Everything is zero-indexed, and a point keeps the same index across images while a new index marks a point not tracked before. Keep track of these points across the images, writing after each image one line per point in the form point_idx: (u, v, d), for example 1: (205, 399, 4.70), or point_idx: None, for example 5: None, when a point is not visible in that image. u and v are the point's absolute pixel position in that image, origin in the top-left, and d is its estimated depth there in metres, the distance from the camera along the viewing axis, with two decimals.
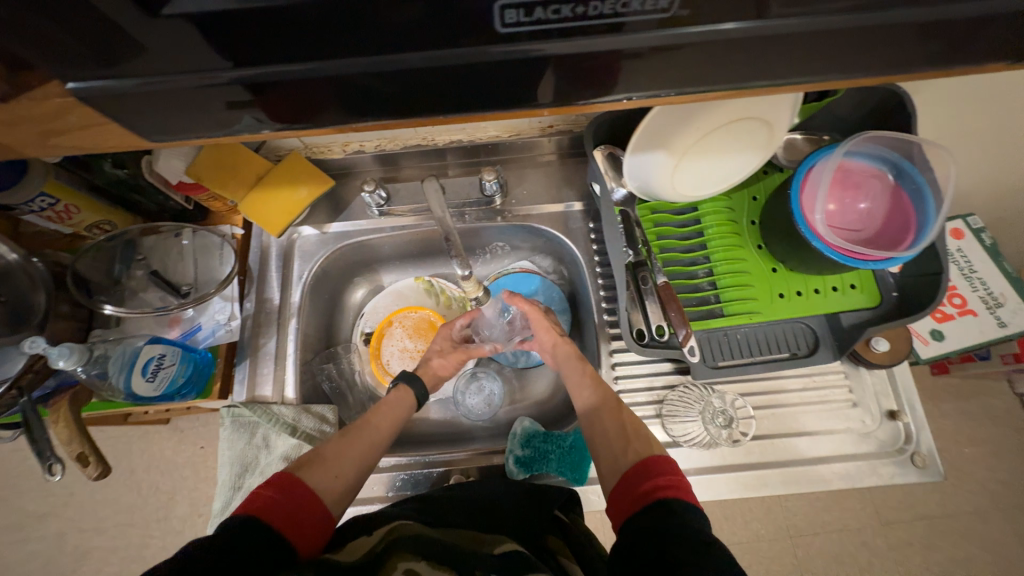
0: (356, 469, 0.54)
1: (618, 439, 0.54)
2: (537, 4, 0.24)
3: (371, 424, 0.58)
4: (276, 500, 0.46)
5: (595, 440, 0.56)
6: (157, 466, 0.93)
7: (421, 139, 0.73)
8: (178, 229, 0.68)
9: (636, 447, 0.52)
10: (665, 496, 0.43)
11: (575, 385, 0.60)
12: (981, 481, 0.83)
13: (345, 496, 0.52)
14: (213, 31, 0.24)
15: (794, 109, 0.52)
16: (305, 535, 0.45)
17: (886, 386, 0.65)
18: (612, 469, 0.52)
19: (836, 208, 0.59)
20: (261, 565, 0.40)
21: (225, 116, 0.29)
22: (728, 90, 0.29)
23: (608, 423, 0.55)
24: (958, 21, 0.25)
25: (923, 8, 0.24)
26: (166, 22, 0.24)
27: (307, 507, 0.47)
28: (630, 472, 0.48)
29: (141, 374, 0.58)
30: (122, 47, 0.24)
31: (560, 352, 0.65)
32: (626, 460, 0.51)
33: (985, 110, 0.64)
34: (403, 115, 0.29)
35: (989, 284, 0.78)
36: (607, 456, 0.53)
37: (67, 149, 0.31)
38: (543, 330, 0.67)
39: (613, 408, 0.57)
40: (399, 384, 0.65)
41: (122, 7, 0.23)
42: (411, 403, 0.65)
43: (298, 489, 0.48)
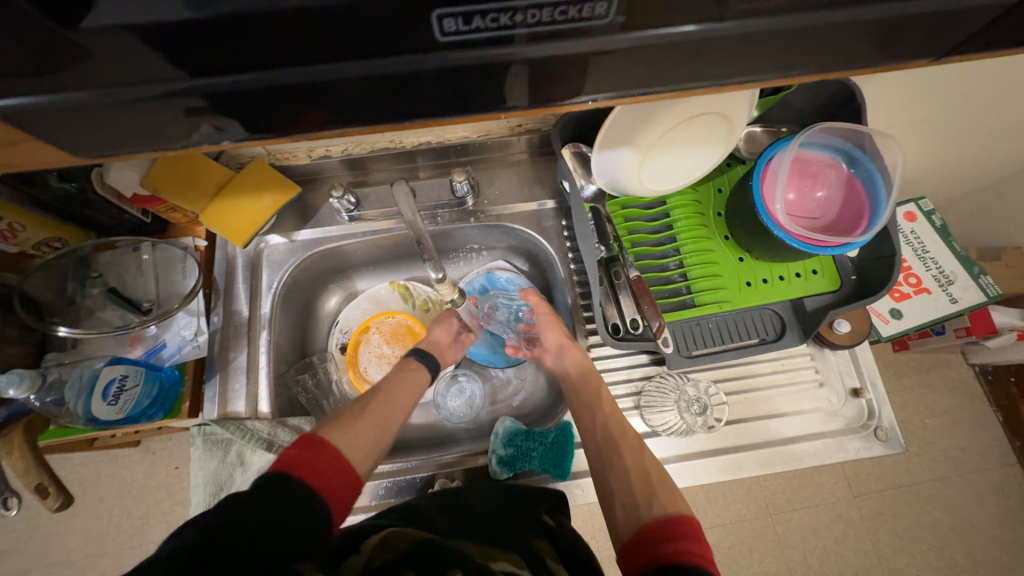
0: (376, 434, 0.56)
1: (640, 481, 0.52)
2: (474, 12, 0.24)
3: (383, 394, 0.60)
4: (307, 462, 0.47)
5: (612, 485, 0.54)
6: (128, 492, 0.89)
7: (389, 142, 0.72)
8: (135, 243, 0.65)
9: (660, 495, 0.50)
10: (692, 560, 0.42)
11: (592, 413, 0.60)
12: (942, 449, 0.89)
13: (368, 459, 0.53)
14: (146, 41, 0.23)
15: (752, 103, 0.54)
16: (337, 490, 0.47)
17: (850, 365, 0.68)
18: (630, 515, 0.50)
19: (795, 198, 0.61)
20: (300, 514, 0.41)
21: (168, 127, 0.27)
22: (689, 88, 0.29)
23: (627, 460, 0.55)
24: (897, 19, 0.26)
25: (863, 7, 0.25)
26: (95, 33, 0.22)
27: (336, 463, 0.49)
28: (653, 524, 0.47)
29: (102, 398, 0.56)
30: (50, 61, 0.23)
31: (570, 358, 0.65)
32: (648, 508, 0.49)
33: (929, 99, 0.68)
34: (359, 122, 0.29)
35: (941, 263, 0.82)
36: (625, 498, 0.52)
37: None
38: (552, 327, 0.69)
39: (634, 446, 0.56)
40: (414, 359, 0.67)
41: (38, 19, 0.21)
42: (423, 373, 0.67)
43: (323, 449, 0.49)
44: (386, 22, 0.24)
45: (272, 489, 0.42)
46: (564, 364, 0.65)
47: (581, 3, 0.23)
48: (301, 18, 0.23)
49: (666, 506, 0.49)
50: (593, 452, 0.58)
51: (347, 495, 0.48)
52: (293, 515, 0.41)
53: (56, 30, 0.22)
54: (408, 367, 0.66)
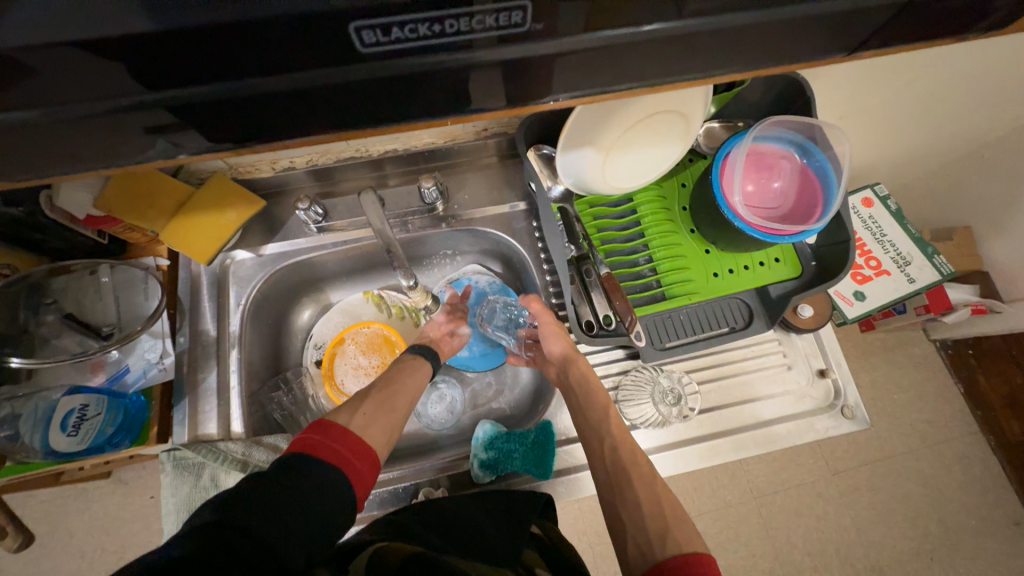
0: (387, 416, 0.55)
1: (650, 515, 0.49)
2: (393, 23, 0.23)
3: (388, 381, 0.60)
4: (319, 441, 0.47)
5: (622, 512, 0.50)
6: (102, 526, 0.86)
7: (354, 151, 0.71)
8: (92, 266, 0.63)
9: (673, 531, 0.46)
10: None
11: (600, 439, 0.57)
12: (910, 423, 0.93)
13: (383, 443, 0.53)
14: (67, 64, 0.22)
15: (706, 100, 0.55)
16: (356, 463, 0.48)
17: (814, 348, 0.70)
18: (642, 552, 0.46)
19: (754, 189, 0.63)
20: (309, 490, 0.42)
21: (104, 148, 0.26)
22: (637, 87, 0.30)
23: (639, 491, 0.51)
24: (822, 17, 0.27)
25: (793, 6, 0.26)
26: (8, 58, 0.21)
27: (349, 440, 0.49)
28: (667, 564, 0.43)
29: (60, 429, 0.55)
30: None
31: (576, 375, 0.62)
32: (660, 545, 0.45)
33: (874, 90, 0.71)
34: (309, 133, 0.29)
35: (897, 245, 0.86)
36: (636, 532, 0.48)
37: None
38: (556, 338, 0.65)
39: (647, 477, 0.52)
40: (418, 354, 0.66)
41: None
42: (427, 367, 0.65)
43: (333, 428, 0.49)
44: (309, 36, 0.23)
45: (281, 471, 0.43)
46: (570, 375, 0.63)
47: (494, 12, 0.24)
48: (221, 34, 0.22)
49: (680, 544, 0.45)
50: (603, 481, 0.54)
51: (367, 467, 0.49)
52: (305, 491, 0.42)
53: None
54: (411, 364, 0.64)
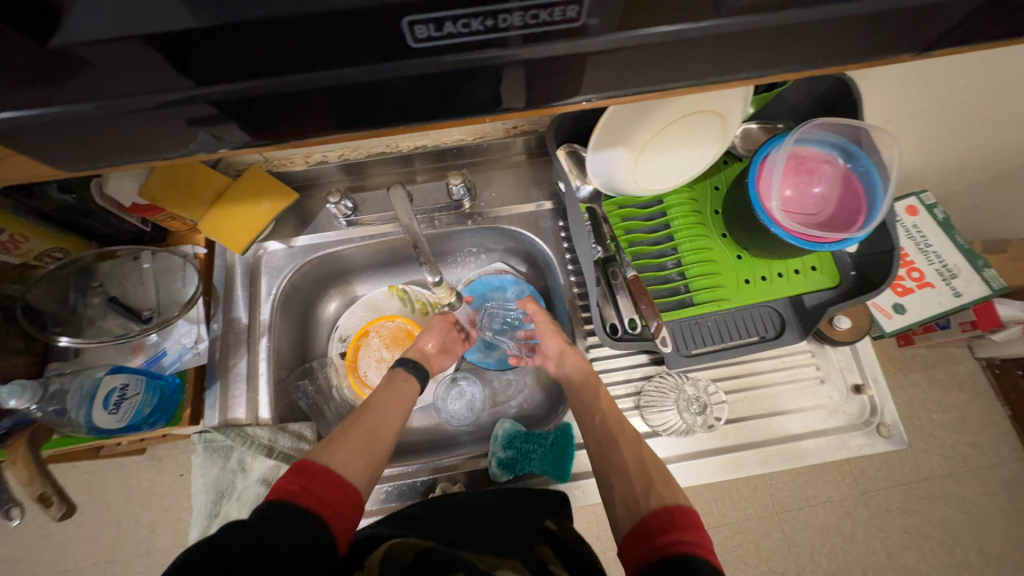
0: (371, 447, 0.56)
1: (637, 475, 0.53)
2: (446, 18, 0.23)
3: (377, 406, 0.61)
4: (301, 487, 0.47)
5: (611, 474, 0.54)
6: (136, 499, 0.90)
7: (386, 147, 0.72)
8: (136, 252, 0.66)
9: (657, 487, 0.50)
10: (686, 548, 0.42)
11: (588, 411, 0.60)
12: (950, 445, 0.88)
13: (366, 474, 0.53)
14: (124, 58, 0.23)
15: (745, 101, 0.54)
16: (339, 505, 0.48)
17: (851, 362, 0.67)
18: (628, 509, 0.50)
19: (793, 194, 0.61)
20: (294, 535, 0.41)
21: (153, 141, 0.27)
22: (685, 86, 0.29)
23: (626, 455, 0.55)
24: (890, 13, 0.25)
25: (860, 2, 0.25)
26: (70, 54, 0.22)
27: (332, 483, 0.49)
28: (650, 516, 0.47)
29: (103, 407, 0.56)
30: (29, 78, 0.23)
31: (571, 363, 0.64)
32: (645, 500, 0.49)
33: (929, 92, 0.67)
34: (352, 129, 0.29)
35: (943, 257, 0.81)
36: (624, 493, 0.52)
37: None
38: (552, 334, 0.68)
39: (633, 442, 0.56)
40: (401, 368, 0.68)
41: (16, 40, 0.21)
42: (414, 385, 0.67)
43: (316, 470, 0.50)
44: (367, 31, 0.23)
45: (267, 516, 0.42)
46: (566, 365, 0.65)
47: (552, 6, 0.23)
48: (269, 29, 0.23)
49: (662, 497, 0.49)
50: (593, 448, 0.58)
51: (352, 508, 0.49)
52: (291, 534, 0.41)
53: (36, 53, 0.22)
54: (397, 383, 0.66)
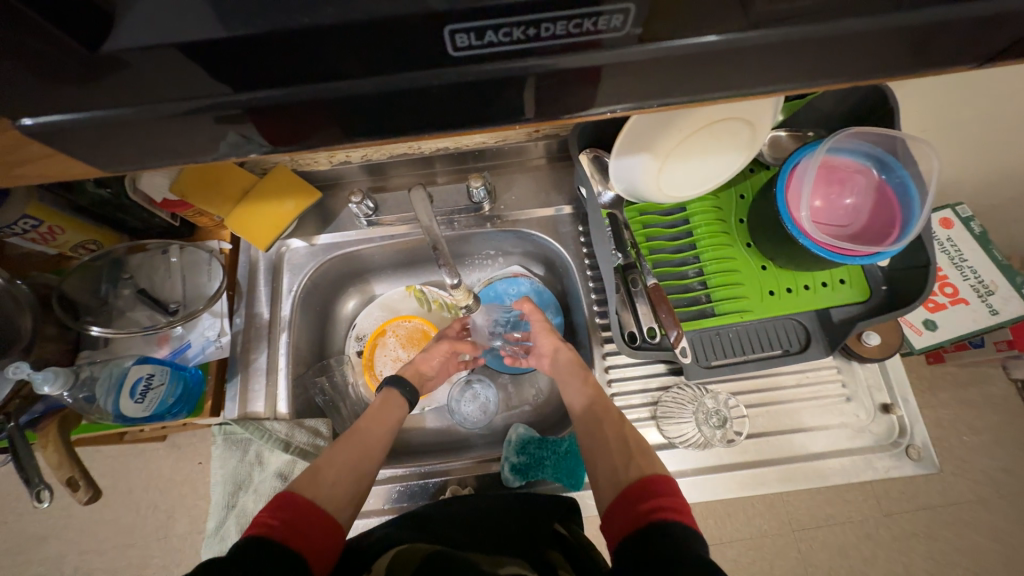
0: (355, 479, 0.54)
1: (618, 450, 0.54)
2: (488, 27, 0.23)
3: (364, 428, 0.59)
4: (283, 522, 0.46)
5: (593, 451, 0.55)
6: (156, 485, 0.92)
7: (408, 148, 0.72)
8: (165, 246, 0.68)
9: (637, 461, 0.52)
10: (665, 516, 0.43)
11: (575, 394, 0.62)
12: (982, 469, 0.84)
13: (347, 503, 0.52)
14: (166, 64, 0.23)
15: (776, 109, 0.52)
16: (321, 545, 0.46)
17: (879, 380, 0.65)
18: (610, 484, 0.51)
19: (822, 205, 0.59)
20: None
21: (189, 144, 0.27)
22: (723, 96, 0.28)
23: (609, 432, 0.56)
24: (945, 24, 0.24)
25: (914, 11, 0.24)
26: (115, 59, 0.23)
27: (316, 520, 0.48)
28: (630, 487, 0.48)
29: (130, 396, 0.57)
30: (76, 81, 0.23)
31: (562, 359, 0.66)
32: (625, 473, 0.51)
33: (972, 101, 0.64)
34: (383, 136, 0.29)
35: (980, 273, 0.78)
36: (606, 469, 0.53)
37: (32, 179, 0.30)
38: (544, 333, 0.69)
39: (615, 420, 0.57)
40: (386, 386, 0.67)
41: (66, 45, 0.22)
42: (404, 407, 0.66)
43: (300, 504, 0.48)
44: (404, 41, 0.23)
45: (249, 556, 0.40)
46: (558, 360, 0.67)
47: (595, 15, 0.23)
48: (309, 37, 0.23)
49: (642, 469, 0.50)
50: (578, 428, 0.60)
51: (333, 548, 0.47)
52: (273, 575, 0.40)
53: (82, 56, 0.22)
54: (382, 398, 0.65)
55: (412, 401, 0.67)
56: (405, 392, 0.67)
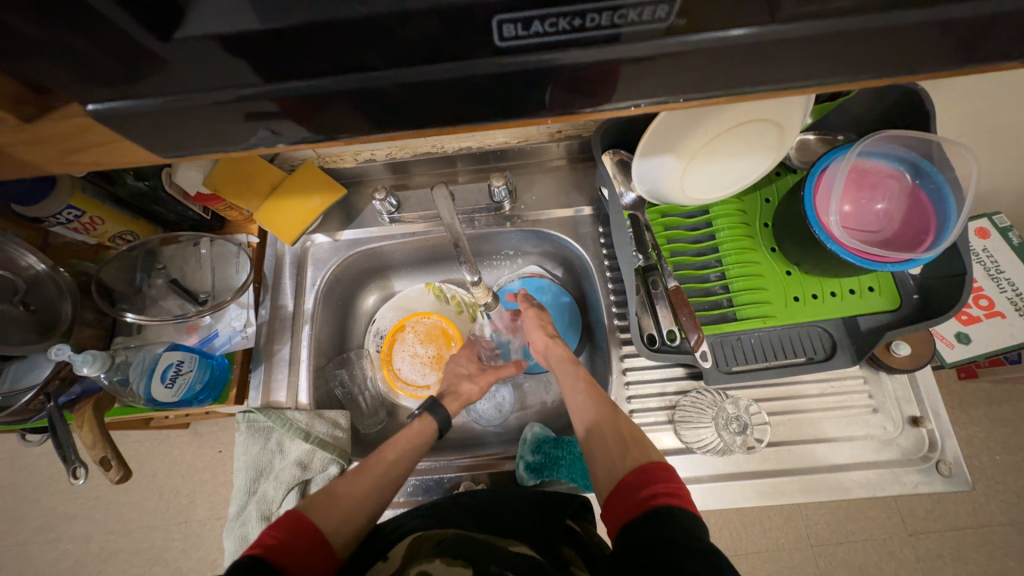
0: (365, 519, 0.52)
1: (614, 443, 0.53)
2: (534, 17, 0.23)
3: (390, 460, 0.57)
4: (285, 545, 0.45)
5: (591, 445, 0.55)
6: (178, 470, 0.96)
7: (430, 147, 0.74)
8: (196, 239, 0.70)
9: (633, 451, 0.52)
10: (664, 503, 0.44)
11: (571, 391, 0.61)
12: (1015, 491, 0.80)
13: (351, 541, 0.50)
14: (212, 54, 0.24)
15: (806, 111, 0.51)
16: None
17: (908, 392, 0.63)
18: (607, 474, 0.51)
19: (852, 210, 0.58)
20: None
21: (230, 135, 0.28)
22: (758, 92, 0.28)
23: (605, 425, 0.55)
24: (999, 17, 0.23)
25: (966, 4, 0.23)
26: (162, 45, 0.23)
27: (312, 550, 0.46)
28: (627, 477, 0.48)
29: (160, 380, 0.59)
30: (122, 69, 0.24)
31: (554, 356, 0.67)
32: (622, 465, 0.50)
33: (1011, 105, 0.62)
34: (415, 130, 0.29)
35: (1018, 285, 0.75)
36: (603, 462, 0.52)
37: (81, 167, 0.31)
38: (536, 328, 0.70)
39: (609, 411, 0.57)
40: (422, 413, 0.65)
41: (121, 32, 0.22)
42: (433, 427, 0.64)
43: (307, 532, 0.47)
44: (450, 32, 0.24)
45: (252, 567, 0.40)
46: (551, 355, 0.67)
47: (640, 5, 0.23)
48: (356, 29, 0.23)
49: (639, 458, 0.50)
50: (575, 420, 0.59)
51: None
52: None
53: (135, 45, 0.23)
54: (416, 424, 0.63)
55: (444, 428, 0.65)
56: (437, 417, 0.65)
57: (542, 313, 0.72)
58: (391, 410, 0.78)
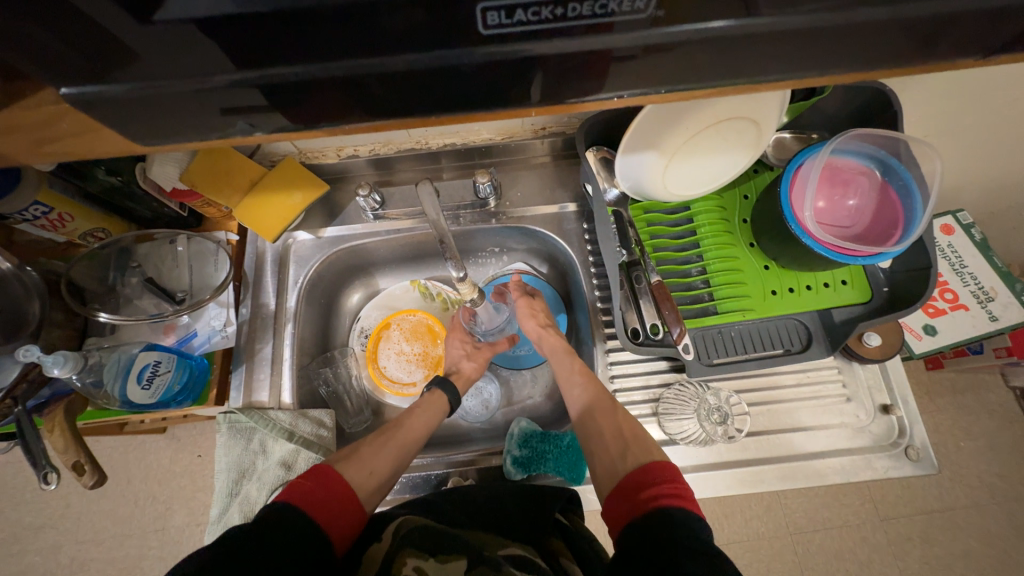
0: (389, 473, 0.56)
1: (614, 441, 0.54)
2: (518, 5, 0.23)
3: (409, 427, 0.62)
4: (314, 488, 0.48)
5: (591, 444, 0.56)
6: (155, 476, 0.93)
7: (414, 143, 0.73)
8: (172, 236, 0.68)
9: (633, 450, 0.52)
10: (666, 504, 0.44)
11: (568, 382, 0.63)
12: (978, 475, 0.84)
13: (375, 494, 0.54)
14: (185, 40, 0.23)
15: (782, 107, 0.53)
16: (341, 520, 0.48)
17: (879, 381, 0.65)
18: (608, 472, 0.52)
19: (825, 206, 0.60)
20: (298, 538, 0.43)
21: (206, 125, 0.28)
22: (734, 84, 0.29)
23: (604, 423, 0.57)
24: (961, 15, 0.24)
25: (929, 2, 0.24)
26: (132, 30, 0.23)
27: (339, 495, 0.49)
28: (628, 476, 0.49)
29: (136, 382, 0.58)
30: (90, 55, 0.23)
31: (548, 344, 0.69)
32: (622, 464, 0.51)
33: (973, 106, 0.65)
34: (399, 120, 0.29)
35: (980, 279, 0.78)
36: (603, 459, 0.54)
37: (47, 159, 0.30)
38: (528, 317, 0.72)
39: (608, 409, 0.58)
40: (434, 388, 0.69)
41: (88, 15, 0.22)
42: (445, 403, 0.68)
43: (336, 481, 0.50)
44: (434, 20, 0.24)
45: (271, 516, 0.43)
46: (545, 344, 0.70)
47: None
48: (338, 16, 0.23)
49: (639, 458, 0.51)
50: (573, 416, 0.60)
51: (351, 523, 0.48)
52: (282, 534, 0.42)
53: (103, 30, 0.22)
54: (428, 398, 0.67)
55: (455, 404, 0.69)
56: (449, 396, 0.69)
57: (534, 299, 0.74)
58: (377, 409, 0.78)
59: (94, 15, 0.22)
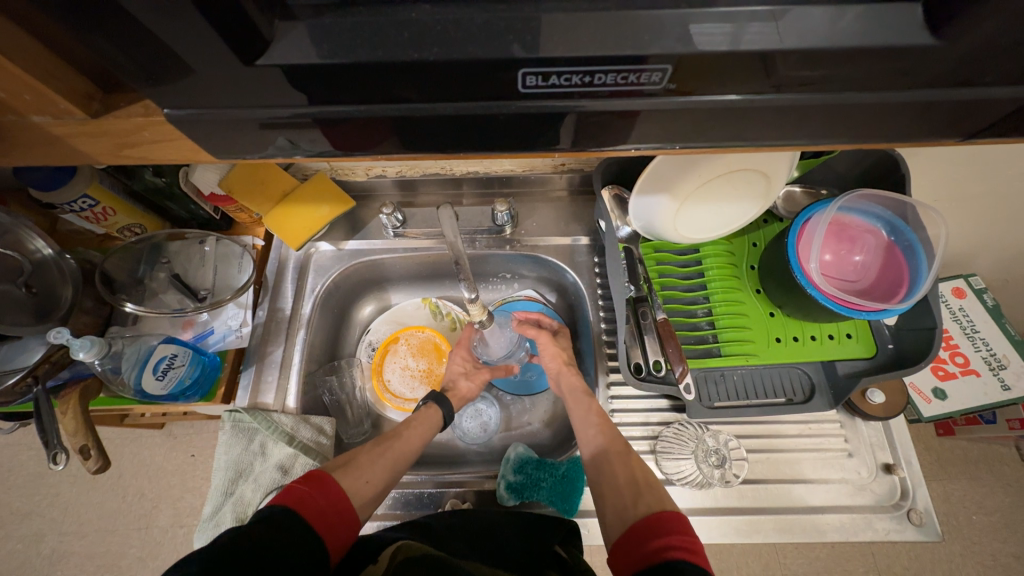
0: (384, 481, 0.57)
1: (627, 487, 0.54)
2: (553, 71, 0.26)
3: (403, 438, 0.62)
4: (314, 497, 0.49)
5: (602, 486, 0.56)
6: (147, 472, 0.93)
7: (440, 169, 0.77)
8: (202, 236, 0.72)
9: (644, 498, 0.52)
10: (675, 556, 0.43)
11: (584, 422, 0.62)
12: (992, 553, 0.80)
13: (370, 503, 0.54)
14: (257, 79, 0.27)
15: (792, 164, 0.55)
16: (336, 532, 0.48)
17: (882, 439, 0.65)
18: (619, 518, 0.51)
19: (832, 259, 0.61)
20: (297, 548, 0.43)
21: (265, 145, 0.31)
22: (744, 146, 0.31)
23: (618, 469, 0.56)
24: (958, 103, 0.27)
25: (929, 91, 0.26)
26: (212, 68, 0.26)
27: (336, 505, 0.50)
28: (639, 524, 0.48)
29: (152, 373, 0.59)
30: (174, 83, 0.26)
31: (566, 381, 0.69)
32: (634, 511, 0.51)
33: (982, 177, 0.67)
34: (437, 153, 0.32)
35: (992, 346, 0.78)
36: (613, 504, 0.53)
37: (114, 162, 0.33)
38: (552, 355, 0.71)
39: (624, 454, 0.57)
40: (430, 403, 0.69)
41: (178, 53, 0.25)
42: (438, 418, 0.69)
43: (331, 487, 0.51)
44: (478, 78, 0.27)
45: (269, 524, 0.43)
46: (563, 380, 0.69)
47: (644, 70, 0.26)
48: (394, 70, 0.26)
49: (650, 506, 0.50)
50: (585, 458, 0.59)
51: (347, 535, 0.49)
52: (278, 537, 0.42)
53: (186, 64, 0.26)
54: (424, 412, 0.68)
55: (448, 419, 0.69)
56: (443, 410, 0.70)
57: (559, 335, 0.74)
58: (376, 422, 0.78)
59: (184, 53, 0.25)
